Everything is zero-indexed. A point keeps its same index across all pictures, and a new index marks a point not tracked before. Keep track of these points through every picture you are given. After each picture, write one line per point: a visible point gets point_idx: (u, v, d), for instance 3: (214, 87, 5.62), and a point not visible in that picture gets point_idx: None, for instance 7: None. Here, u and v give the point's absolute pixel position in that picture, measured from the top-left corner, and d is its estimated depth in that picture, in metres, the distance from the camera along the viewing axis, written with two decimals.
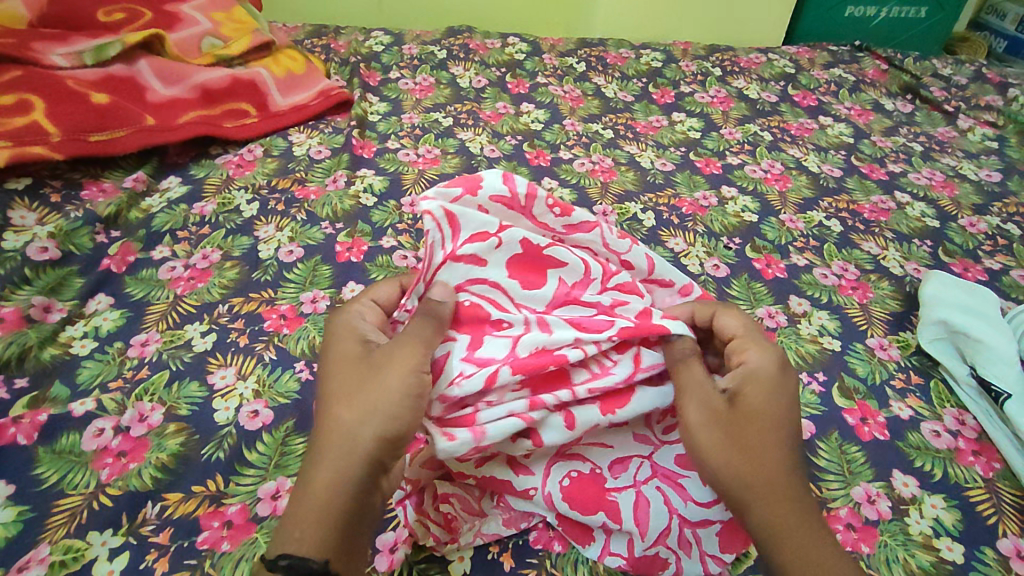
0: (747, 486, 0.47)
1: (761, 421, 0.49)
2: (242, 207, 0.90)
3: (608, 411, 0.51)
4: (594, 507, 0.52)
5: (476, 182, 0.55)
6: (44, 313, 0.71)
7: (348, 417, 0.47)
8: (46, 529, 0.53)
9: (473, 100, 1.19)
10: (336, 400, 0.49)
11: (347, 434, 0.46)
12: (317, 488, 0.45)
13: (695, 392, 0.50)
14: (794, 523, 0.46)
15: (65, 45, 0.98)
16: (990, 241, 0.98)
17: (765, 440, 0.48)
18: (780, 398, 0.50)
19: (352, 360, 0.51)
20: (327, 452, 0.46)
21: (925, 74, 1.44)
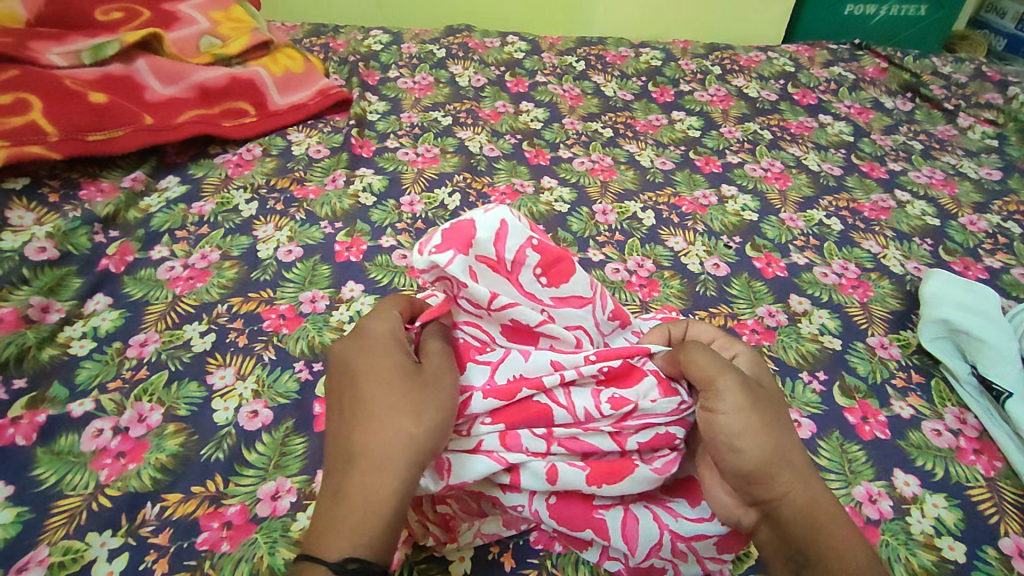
0: (786, 464, 0.45)
1: (776, 404, 0.49)
2: (241, 207, 0.89)
3: (593, 483, 0.48)
4: (581, 524, 0.50)
5: (467, 238, 0.50)
6: (43, 313, 0.71)
7: (405, 418, 0.44)
8: (44, 530, 0.53)
9: (472, 99, 1.19)
10: (387, 396, 0.45)
11: (407, 434, 0.44)
12: (379, 489, 0.42)
13: (727, 370, 0.48)
14: (822, 502, 0.46)
15: (63, 44, 0.98)
16: (990, 239, 0.97)
17: (786, 422, 0.48)
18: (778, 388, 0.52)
19: (395, 359, 0.47)
20: (385, 452, 0.43)
21: (925, 72, 1.44)
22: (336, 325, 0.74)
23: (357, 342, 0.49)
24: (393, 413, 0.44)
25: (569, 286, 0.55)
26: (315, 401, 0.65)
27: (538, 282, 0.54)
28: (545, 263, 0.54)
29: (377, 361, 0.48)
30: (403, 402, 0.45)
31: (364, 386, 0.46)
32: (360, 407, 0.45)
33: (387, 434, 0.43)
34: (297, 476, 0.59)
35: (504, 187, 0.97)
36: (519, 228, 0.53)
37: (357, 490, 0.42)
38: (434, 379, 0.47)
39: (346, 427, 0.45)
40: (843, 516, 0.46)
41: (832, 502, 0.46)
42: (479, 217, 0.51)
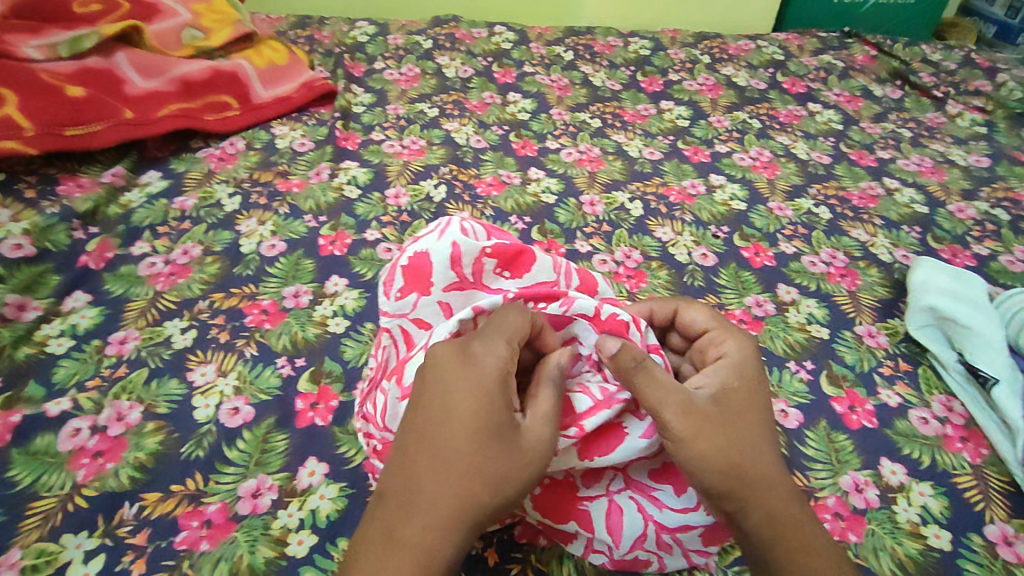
0: (744, 484, 0.46)
1: (740, 416, 0.49)
2: (223, 202, 0.88)
3: (584, 456, 0.50)
4: (565, 516, 0.51)
5: (426, 280, 0.54)
6: (19, 311, 0.70)
7: (475, 478, 0.44)
8: (19, 532, 0.52)
9: (458, 90, 1.17)
10: (467, 448, 0.44)
11: (477, 500, 0.43)
12: (434, 551, 0.42)
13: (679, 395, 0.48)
14: (784, 514, 0.47)
15: (39, 36, 0.96)
16: (979, 226, 0.97)
17: (748, 437, 0.48)
18: (752, 389, 0.51)
19: (490, 413, 0.45)
20: (451, 513, 0.43)
21: (914, 59, 1.43)
22: (320, 320, 0.73)
23: (466, 375, 0.46)
24: (473, 474, 0.44)
25: (531, 276, 0.59)
26: (297, 397, 0.64)
27: (503, 278, 0.58)
28: (504, 261, 0.57)
29: (478, 408, 0.45)
30: (486, 467, 0.44)
31: (448, 429, 0.45)
32: (442, 452, 0.44)
33: (458, 492, 0.43)
34: (278, 473, 0.58)
35: (490, 178, 0.96)
36: (471, 243, 0.55)
37: (413, 544, 0.42)
38: (526, 451, 0.45)
39: (422, 460, 0.44)
40: (810, 524, 0.48)
41: (797, 511, 0.47)
42: (433, 249, 0.54)
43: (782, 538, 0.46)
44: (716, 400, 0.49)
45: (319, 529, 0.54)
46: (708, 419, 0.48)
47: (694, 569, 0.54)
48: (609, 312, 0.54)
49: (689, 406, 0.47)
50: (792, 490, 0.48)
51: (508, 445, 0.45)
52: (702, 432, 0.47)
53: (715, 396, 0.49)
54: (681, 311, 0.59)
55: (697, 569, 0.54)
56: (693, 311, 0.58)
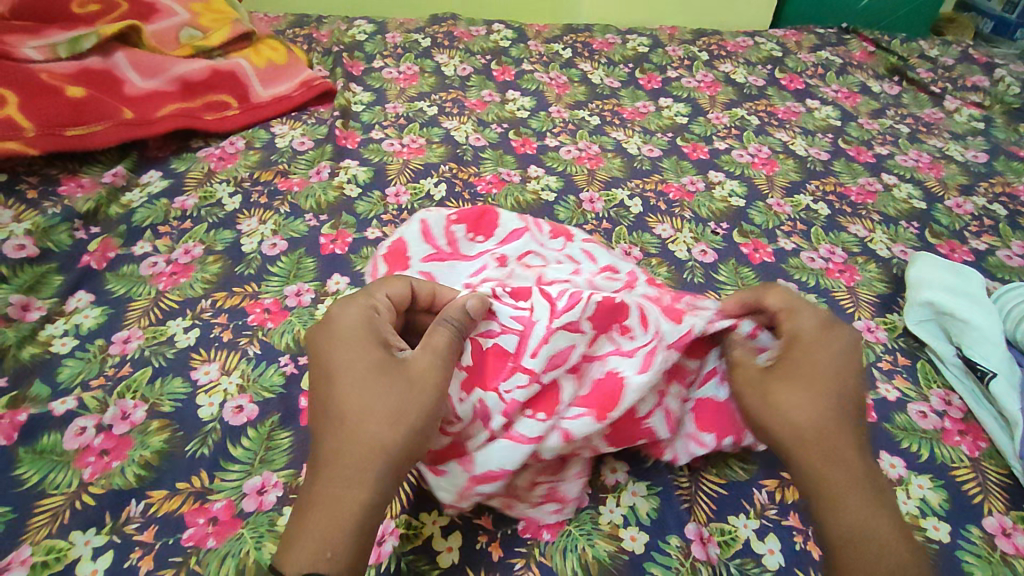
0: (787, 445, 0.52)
1: (798, 381, 0.53)
2: (224, 201, 0.89)
3: (600, 418, 0.51)
4: (631, 438, 0.56)
5: (404, 256, 0.66)
6: (23, 311, 0.70)
7: (369, 421, 0.47)
8: (27, 529, 0.53)
9: (457, 89, 1.18)
10: (356, 401, 0.48)
11: (381, 438, 0.47)
12: (346, 496, 0.45)
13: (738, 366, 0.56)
14: (835, 481, 0.49)
15: (38, 37, 0.96)
16: (976, 221, 0.98)
17: (811, 399, 0.52)
18: (828, 361, 0.54)
19: (373, 364, 0.50)
20: (358, 460, 0.46)
21: (911, 55, 1.44)
22: (322, 318, 0.73)
23: (340, 341, 0.52)
24: (365, 419, 0.47)
25: (501, 229, 0.69)
26: (301, 395, 0.65)
27: (477, 242, 0.69)
28: (471, 224, 0.69)
29: (361, 364, 0.50)
30: (385, 406, 0.48)
31: (340, 385, 0.49)
32: (336, 413, 0.48)
33: (359, 440, 0.47)
34: (283, 470, 0.58)
35: (490, 176, 0.96)
36: (436, 216, 0.68)
37: (332, 497, 0.45)
38: (415, 381, 0.49)
39: (322, 428, 0.48)
40: (866, 495, 0.49)
41: (849, 482, 0.49)
42: (407, 235, 0.67)
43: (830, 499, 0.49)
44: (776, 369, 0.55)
45: None
46: (755, 387, 0.54)
47: (697, 565, 0.54)
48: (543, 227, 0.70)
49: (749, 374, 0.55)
50: (854, 458, 0.50)
51: (396, 383, 0.49)
52: (753, 396, 0.54)
53: (780, 365, 0.55)
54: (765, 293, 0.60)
55: (700, 563, 0.54)
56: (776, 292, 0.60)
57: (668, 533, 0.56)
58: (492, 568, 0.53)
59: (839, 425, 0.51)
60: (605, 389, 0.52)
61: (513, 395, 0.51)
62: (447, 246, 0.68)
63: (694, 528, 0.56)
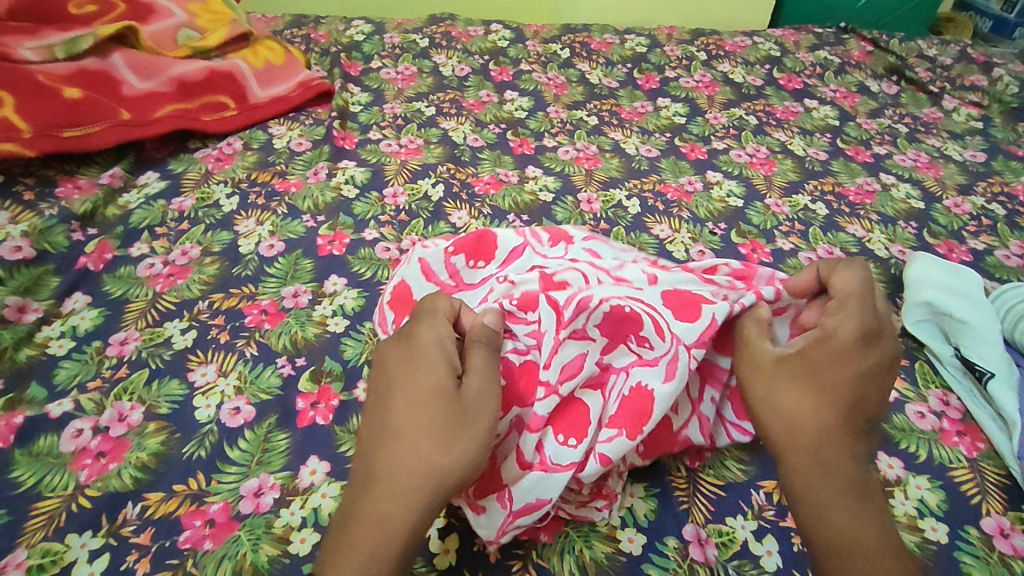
0: (784, 443, 0.51)
1: (809, 383, 0.52)
2: (222, 202, 0.88)
3: (632, 435, 0.51)
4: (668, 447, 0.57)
5: (410, 301, 0.64)
6: (19, 313, 0.70)
7: (425, 447, 0.48)
8: (23, 532, 0.53)
9: (455, 89, 1.18)
10: (416, 427, 0.49)
11: (432, 462, 0.47)
12: (392, 519, 0.45)
13: (752, 351, 0.55)
14: (827, 487, 0.49)
15: (35, 38, 0.96)
16: (974, 221, 0.98)
17: (816, 402, 0.52)
18: (848, 369, 0.52)
19: (432, 386, 0.50)
20: (410, 483, 0.46)
21: (910, 54, 1.44)
22: (320, 319, 0.73)
23: (406, 359, 0.52)
24: (422, 441, 0.48)
25: (501, 249, 0.65)
26: (298, 396, 0.65)
27: (479, 267, 0.65)
28: (470, 252, 0.65)
29: (420, 384, 0.50)
30: (437, 433, 0.48)
31: (399, 406, 0.50)
32: (395, 433, 0.49)
33: (414, 464, 0.47)
34: (280, 472, 0.58)
35: (488, 177, 0.96)
36: (432, 253, 0.65)
37: (379, 518, 0.45)
38: (470, 406, 0.49)
39: (378, 445, 0.49)
40: (856, 506, 0.48)
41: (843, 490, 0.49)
42: (408, 276, 0.65)
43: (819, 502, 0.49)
44: (791, 361, 0.53)
45: (322, 528, 0.55)
46: (761, 377, 0.54)
47: (694, 566, 0.54)
48: (540, 233, 0.66)
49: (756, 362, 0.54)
50: (849, 467, 0.50)
51: (451, 406, 0.49)
52: (760, 387, 0.53)
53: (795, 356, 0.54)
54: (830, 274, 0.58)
55: (698, 564, 0.54)
56: (844, 276, 0.57)
57: (665, 534, 0.56)
58: (490, 570, 0.53)
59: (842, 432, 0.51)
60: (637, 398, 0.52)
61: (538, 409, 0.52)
62: (450, 279, 0.65)
63: (692, 528, 0.56)
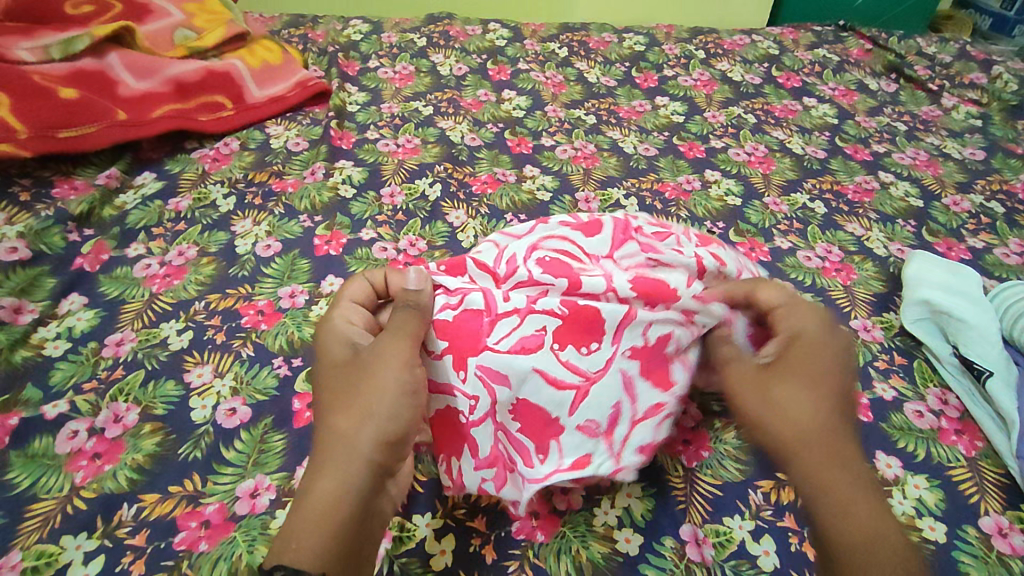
0: (794, 434, 0.52)
1: (797, 382, 0.54)
2: (218, 202, 0.88)
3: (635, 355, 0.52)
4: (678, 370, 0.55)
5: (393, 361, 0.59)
6: (15, 314, 0.69)
7: (345, 424, 0.50)
8: (18, 534, 0.53)
9: (452, 88, 1.17)
10: (335, 408, 0.52)
11: (350, 432, 0.50)
12: (331, 497, 0.47)
13: (733, 371, 0.56)
14: (841, 479, 0.49)
15: (30, 38, 0.95)
16: (974, 220, 0.97)
17: (811, 402, 0.53)
18: (819, 366, 0.55)
19: (343, 365, 0.55)
20: (336, 456, 0.48)
21: (908, 53, 1.43)
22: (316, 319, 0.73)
23: (322, 349, 0.57)
24: (340, 414, 0.51)
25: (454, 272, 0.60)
26: (294, 397, 0.64)
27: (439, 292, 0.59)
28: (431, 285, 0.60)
29: (338, 367, 0.55)
30: (352, 407, 0.51)
31: (324, 391, 0.54)
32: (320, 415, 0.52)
33: (337, 436, 0.50)
34: (276, 473, 0.58)
35: (486, 177, 0.96)
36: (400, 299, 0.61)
37: (311, 496, 0.46)
38: (374, 365, 0.53)
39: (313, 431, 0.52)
40: (871, 498, 0.48)
41: (857, 483, 0.49)
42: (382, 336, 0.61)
43: (836, 501, 0.48)
44: (776, 367, 0.55)
45: None
46: (756, 388, 0.55)
47: (691, 566, 0.54)
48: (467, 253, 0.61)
49: (747, 379, 0.56)
50: (852, 462, 0.50)
51: (361, 375, 0.53)
52: (754, 400, 0.54)
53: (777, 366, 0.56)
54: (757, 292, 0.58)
55: (696, 565, 0.54)
56: (768, 293, 0.59)
57: (662, 534, 0.56)
58: (487, 571, 0.53)
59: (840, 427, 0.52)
60: (644, 283, 0.54)
61: (529, 334, 0.51)
62: None
63: (689, 529, 0.56)
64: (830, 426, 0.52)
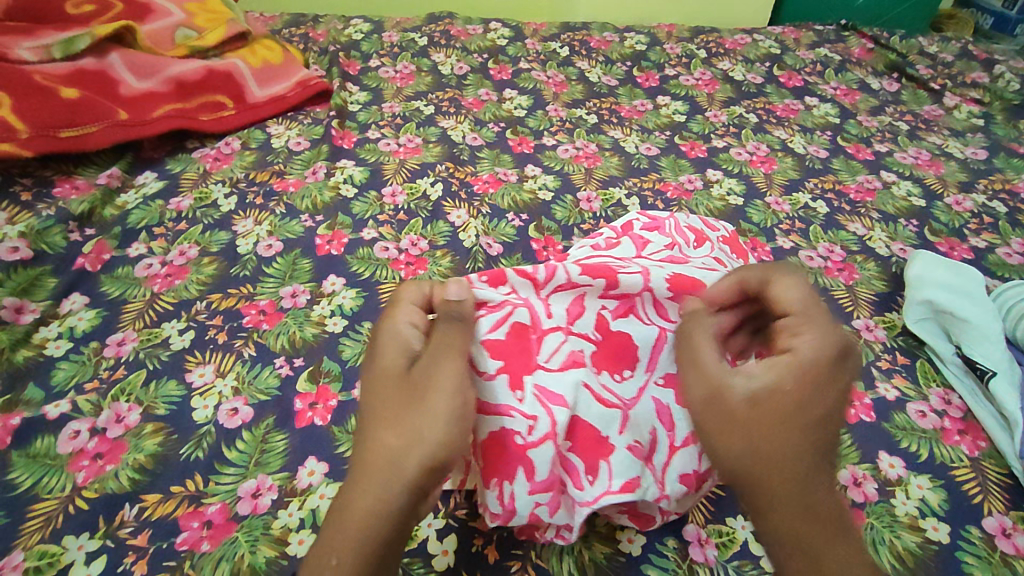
0: (766, 479, 0.43)
1: (774, 417, 0.44)
2: (220, 202, 0.88)
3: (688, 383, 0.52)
4: None
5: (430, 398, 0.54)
6: (16, 314, 0.69)
7: (390, 439, 0.46)
8: (20, 535, 0.53)
9: (454, 88, 1.17)
10: (381, 419, 0.47)
11: (392, 448, 0.45)
12: (365, 520, 0.43)
13: (706, 388, 0.45)
14: (812, 537, 0.42)
15: (31, 37, 0.95)
16: (976, 219, 0.97)
17: (787, 441, 0.43)
18: (809, 396, 0.44)
19: (394, 369, 0.49)
20: (377, 475, 0.45)
21: (911, 52, 1.43)
22: (318, 319, 0.73)
23: (375, 343, 0.51)
24: (385, 427, 0.46)
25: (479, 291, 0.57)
26: (296, 397, 0.64)
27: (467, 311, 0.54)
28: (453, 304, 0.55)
29: (388, 368, 0.49)
30: (399, 422, 0.46)
31: (372, 392, 0.49)
32: (368, 421, 0.48)
33: (379, 451, 0.45)
34: (278, 473, 0.58)
35: (487, 176, 0.96)
36: None
37: (350, 513, 0.44)
38: (425, 379, 0.47)
39: (359, 438, 0.48)
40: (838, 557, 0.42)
41: (824, 543, 0.42)
42: None
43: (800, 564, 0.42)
44: (759, 394, 0.44)
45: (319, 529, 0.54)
46: (725, 416, 0.44)
47: (694, 566, 0.54)
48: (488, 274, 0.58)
49: (717, 402, 0.45)
50: (824, 514, 0.43)
51: (411, 385, 0.47)
52: (719, 436, 0.44)
53: (760, 386, 0.45)
54: (774, 281, 0.48)
55: (698, 565, 0.54)
56: (785, 286, 0.48)
57: (665, 534, 0.56)
58: (489, 571, 0.53)
59: (817, 473, 0.43)
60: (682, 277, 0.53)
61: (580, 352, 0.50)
62: None
63: (692, 529, 0.56)
64: (806, 475, 0.43)
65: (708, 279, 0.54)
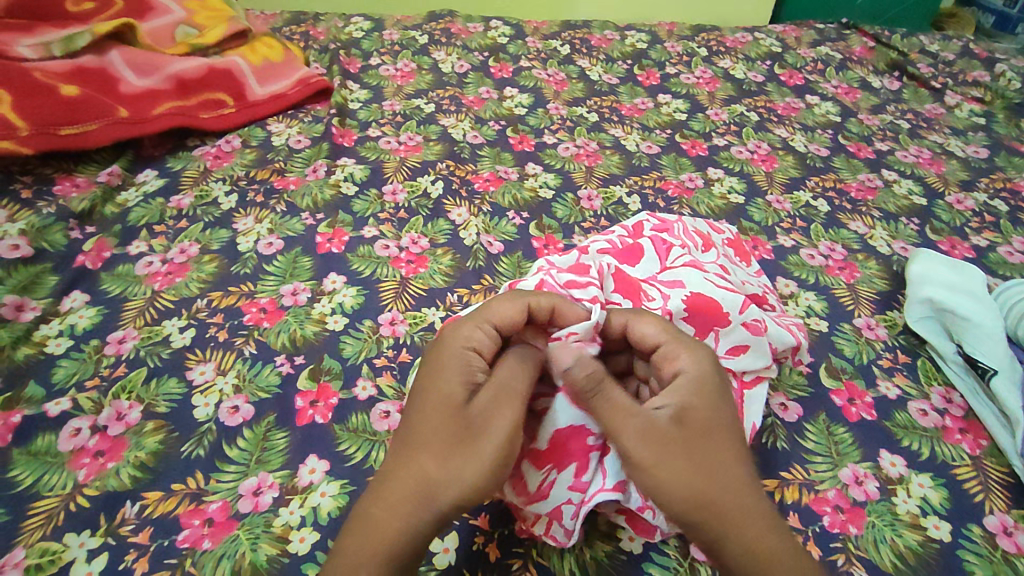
0: (705, 500, 0.46)
1: (693, 439, 0.47)
2: (220, 200, 0.88)
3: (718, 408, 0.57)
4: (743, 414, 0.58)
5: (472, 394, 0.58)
6: (17, 311, 0.69)
7: (432, 467, 0.46)
8: (21, 532, 0.53)
9: (454, 86, 1.17)
10: (427, 445, 0.47)
11: (430, 476, 0.46)
12: (385, 536, 0.44)
13: (624, 427, 0.47)
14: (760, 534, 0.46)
15: (32, 36, 0.95)
16: (977, 217, 0.97)
17: (709, 456, 0.47)
18: (707, 410, 0.49)
19: (452, 395, 0.49)
20: (410, 497, 0.45)
21: (911, 50, 1.43)
22: (318, 317, 0.73)
23: (437, 356, 0.52)
24: (428, 453, 0.47)
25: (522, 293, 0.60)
26: (297, 395, 0.64)
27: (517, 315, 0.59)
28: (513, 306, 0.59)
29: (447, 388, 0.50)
30: (446, 455, 0.47)
31: (422, 407, 0.49)
32: (414, 439, 0.48)
33: (417, 474, 0.46)
34: (279, 471, 0.58)
35: (488, 174, 0.96)
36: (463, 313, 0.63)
37: (377, 527, 0.45)
38: (478, 420, 0.48)
39: (397, 453, 0.48)
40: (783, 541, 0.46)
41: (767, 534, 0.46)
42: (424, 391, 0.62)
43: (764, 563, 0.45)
44: (673, 422, 0.48)
45: (321, 527, 0.54)
46: (655, 453, 0.46)
47: (696, 565, 0.54)
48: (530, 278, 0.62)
49: (642, 439, 0.47)
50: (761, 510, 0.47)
51: (464, 419, 0.48)
52: (651, 473, 0.46)
53: (670, 414, 0.48)
54: (632, 324, 0.54)
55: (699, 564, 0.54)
56: (642, 324, 0.53)
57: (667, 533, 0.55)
58: (490, 569, 0.53)
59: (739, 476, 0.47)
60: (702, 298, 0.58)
61: None
62: None
63: None
64: (734, 481, 0.47)
65: (730, 301, 0.59)
